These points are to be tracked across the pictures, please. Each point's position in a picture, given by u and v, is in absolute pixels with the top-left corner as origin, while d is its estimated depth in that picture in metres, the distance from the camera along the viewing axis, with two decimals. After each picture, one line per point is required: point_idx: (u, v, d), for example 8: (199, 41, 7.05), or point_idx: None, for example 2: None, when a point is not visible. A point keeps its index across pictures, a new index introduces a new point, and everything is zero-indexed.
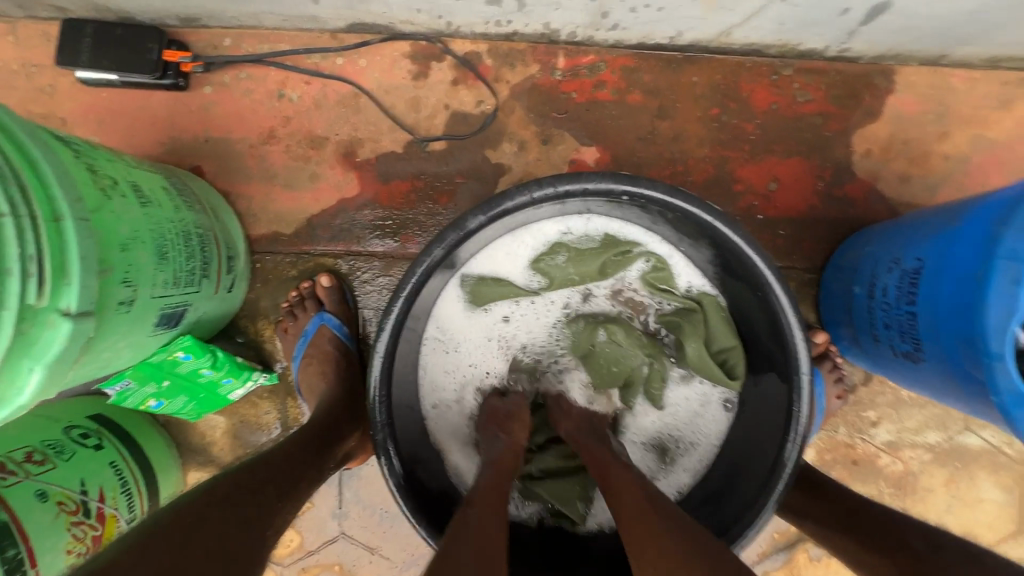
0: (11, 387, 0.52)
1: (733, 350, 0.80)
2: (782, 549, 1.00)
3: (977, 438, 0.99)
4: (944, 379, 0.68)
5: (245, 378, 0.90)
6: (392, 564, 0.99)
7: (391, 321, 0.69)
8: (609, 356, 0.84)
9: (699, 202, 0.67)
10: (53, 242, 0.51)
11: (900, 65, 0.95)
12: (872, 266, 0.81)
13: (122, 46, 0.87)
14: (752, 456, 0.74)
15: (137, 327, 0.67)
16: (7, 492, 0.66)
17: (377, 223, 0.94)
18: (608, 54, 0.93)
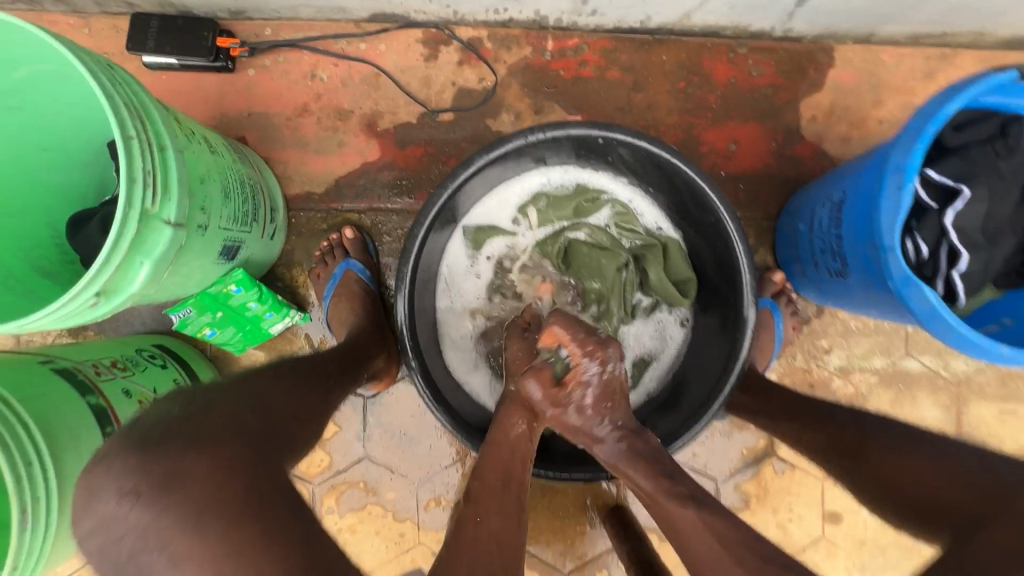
0: (124, 278, 0.68)
1: (689, 279, 0.96)
2: (750, 464, 1.14)
3: (917, 362, 1.14)
4: (865, 285, 0.84)
5: (284, 314, 1.05)
6: (410, 481, 1.14)
7: (414, 244, 0.84)
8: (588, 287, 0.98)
9: (658, 143, 0.83)
10: (161, 163, 0.67)
11: (838, 43, 1.12)
12: (811, 206, 0.97)
13: (182, 34, 1.04)
14: (711, 360, 0.89)
15: (206, 252, 0.83)
16: (103, 385, 0.82)
17: (395, 183, 1.11)
18: (590, 38, 1.10)
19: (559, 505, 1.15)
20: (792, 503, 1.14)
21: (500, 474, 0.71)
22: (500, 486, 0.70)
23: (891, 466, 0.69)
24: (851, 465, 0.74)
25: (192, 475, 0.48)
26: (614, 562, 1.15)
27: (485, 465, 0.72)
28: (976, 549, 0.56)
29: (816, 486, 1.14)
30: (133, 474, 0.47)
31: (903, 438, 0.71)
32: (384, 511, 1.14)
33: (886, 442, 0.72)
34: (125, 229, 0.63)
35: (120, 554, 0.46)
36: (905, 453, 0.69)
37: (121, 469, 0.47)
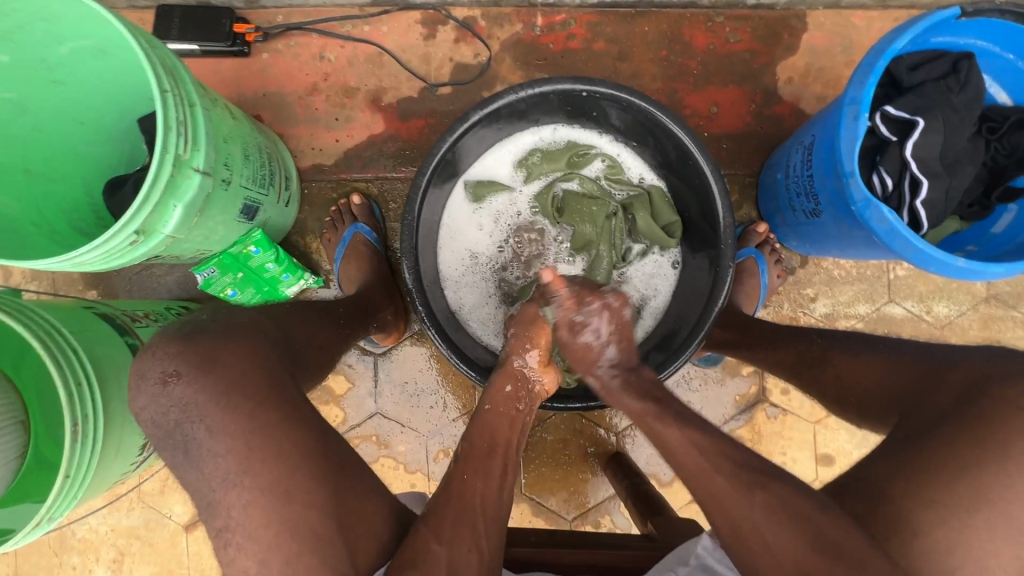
0: (160, 219, 0.76)
1: (674, 223, 1.03)
2: (744, 410, 1.19)
3: (900, 308, 1.19)
4: (836, 219, 0.89)
5: (299, 276, 1.13)
6: (420, 434, 1.20)
7: (417, 195, 0.91)
8: (581, 237, 1.06)
9: (637, 95, 0.90)
10: (192, 117, 0.76)
11: (810, 9, 1.19)
12: (787, 156, 1.04)
13: (202, 22, 1.14)
14: (696, 297, 0.96)
15: (229, 208, 0.92)
16: (139, 329, 0.90)
17: (399, 153, 1.19)
18: (576, 13, 1.19)
19: (562, 454, 1.20)
20: (785, 447, 1.19)
21: (486, 440, 0.74)
22: (487, 450, 0.73)
23: (849, 366, 0.77)
24: (819, 371, 0.82)
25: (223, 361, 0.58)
26: (616, 507, 1.20)
27: (472, 433, 0.75)
28: (921, 423, 0.62)
29: (808, 430, 1.19)
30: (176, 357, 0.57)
31: (861, 343, 0.79)
32: (396, 463, 1.20)
33: (844, 348, 0.80)
34: (161, 173, 0.72)
35: (169, 424, 0.57)
36: (862, 353, 0.77)
37: (165, 355, 0.58)
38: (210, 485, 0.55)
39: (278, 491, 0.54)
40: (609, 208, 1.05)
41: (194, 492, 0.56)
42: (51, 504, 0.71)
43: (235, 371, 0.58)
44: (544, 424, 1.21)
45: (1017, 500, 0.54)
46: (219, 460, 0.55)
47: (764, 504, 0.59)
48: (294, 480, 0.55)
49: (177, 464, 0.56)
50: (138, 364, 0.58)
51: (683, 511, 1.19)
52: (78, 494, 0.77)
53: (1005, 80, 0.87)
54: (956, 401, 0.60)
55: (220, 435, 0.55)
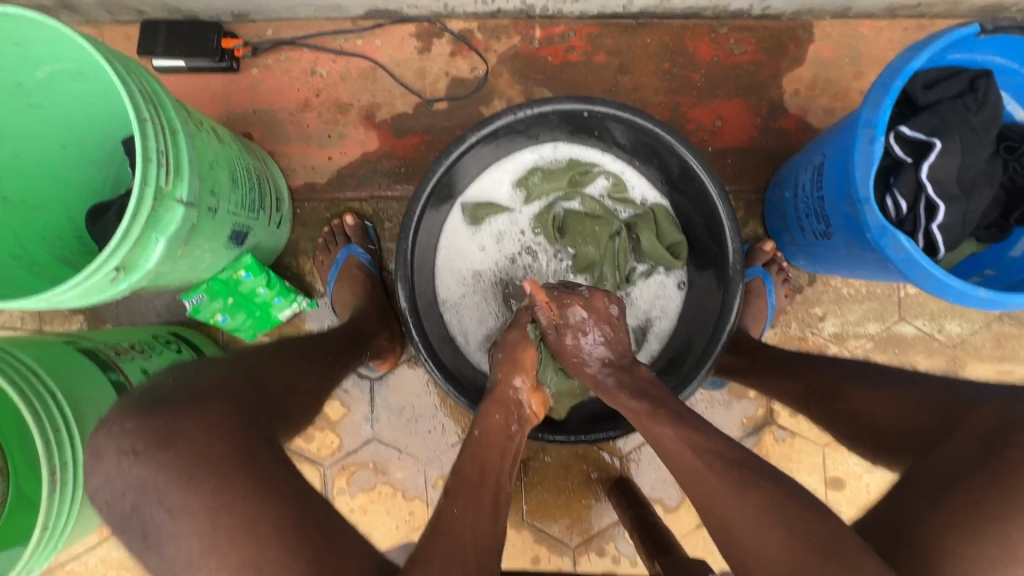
0: (142, 254, 0.72)
1: (679, 243, 0.99)
2: (751, 433, 1.16)
3: (910, 326, 1.15)
4: (848, 242, 0.86)
5: (292, 300, 1.09)
6: (418, 460, 1.17)
7: (413, 220, 0.88)
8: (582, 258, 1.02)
9: (641, 114, 0.86)
10: (174, 147, 0.72)
11: (816, 19, 1.15)
12: (795, 173, 1.00)
13: (189, 37, 1.10)
14: (703, 323, 0.93)
15: (216, 236, 0.88)
16: (123, 363, 0.86)
17: (394, 171, 1.15)
18: (576, 25, 1.15)
19: (565, 480, 1.17)
20: (794, 470, 1.16)
21: (478, 472, 0.70)
22: (477, 482, 0.69)
23: (863, 400, 0.73)
24: (832, 405, 0.78)
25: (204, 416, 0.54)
26: (621, 534, 1.16)
27: (462, 458, 0.72)
28: (940, 466, 0.59)
29: (818, 453, 1.16)
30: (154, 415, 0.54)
31: (875, 376, 0.75)
32: (394, 491, 1.17)
33: (858, 380, 0.77)
34: (141, 207, 0.68)
35: (126, 506, 0.54)
36: (877, 388, 0.73)
37: (122, 430, 0.55)
38: (187, 557, 0.51)
39: (257, 563, 0.50)
40: (612, 227, 1.00)
41: (170, 564, 0.52)
42: (28, 557, 0.68)
43: (197, 446, 0.54)
44: (546, 448, 1.18)
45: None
46: (190, 538, 0.51)
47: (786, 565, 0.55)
48: (277, 550, 0.50)
49: (151, 532, 0.52)
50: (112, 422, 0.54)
51: (687, 539, 1.16)
52: (60, 542, 0.74)
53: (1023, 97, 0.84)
54: (976, 445, 0.57)
55: (188, 512, 0.51)
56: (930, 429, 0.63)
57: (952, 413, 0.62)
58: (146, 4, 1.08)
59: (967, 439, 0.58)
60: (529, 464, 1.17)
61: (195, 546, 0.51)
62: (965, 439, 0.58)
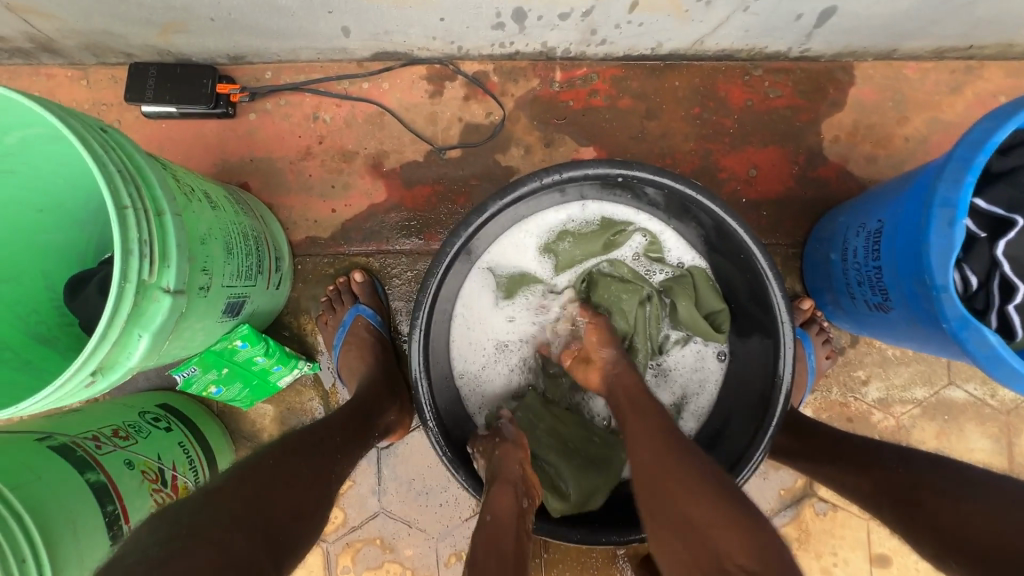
0: (123, 352, 0.63)
1: (720, 312, 0.90)
2: (789, 506, 1.08)
3: (961, 391, 1.07)
4: (912, 321, 0.78)
5: (292, 366, 1.01)
6: (429, 536, 1.08)
7: (428, 296, 0.80)
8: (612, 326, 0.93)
9: (683, 180, 0.78)
10: (160, 231, 0.63)
11: (857, 61, 1.07)
12: (844, 233, 0.92)
13: (181, 82, 1.01)
14: (747, 405, 0.84)
15: (209, 313, 0.79)
16: (104, 459, 0.77)
17: (403, 224, 1.07)
18: (599, 66, 1.07)
19: (588, 557, 1.08)
20: (836, 547, 1.07)
21: (496, 557, 0.62)
22: (498, 568, 0.60)
23: (946, 516, 0.65)
24: (906, 513, 0.69)
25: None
26: None
27: (477, 546, 0.63)
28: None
29: (861, 528, 1.07)
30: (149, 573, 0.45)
31: (957, 483, 0.67)
32: (403, 569, 1.08)
33: (940, 484, 0.69)
34: (121, 305, 0.59)
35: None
36: (963, 503, 0.64)
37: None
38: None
39: None
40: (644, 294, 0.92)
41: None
42: None
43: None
44: None
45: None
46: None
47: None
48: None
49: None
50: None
51: None
52: None
53: None
54: None
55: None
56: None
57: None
58: (134, 47, 0.99)
59: None
60: (549, 540, 1.08)
61: None
62: None
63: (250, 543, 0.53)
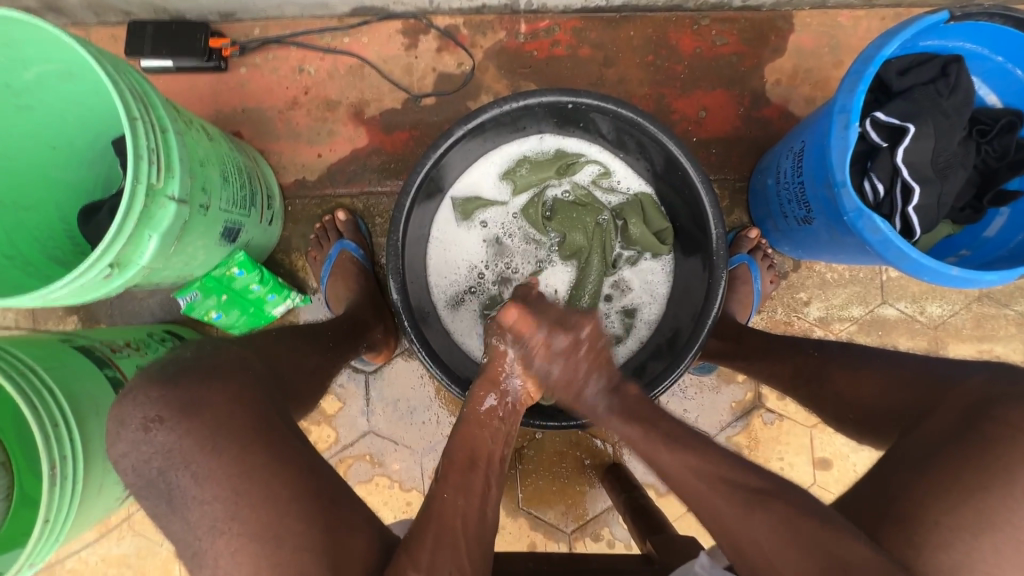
0: (135, 251, 0.74)
1: (666, 230, 1.01)
2: (740, 416, 1.19)
3: (893, 309, 1.18)
4: (829, 225, 0.88)
5: (285, 296, 1.11)
6: (414, 451, 1.18)
7: (402, 215, 0.90)
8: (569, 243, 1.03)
9: (624, 105, 0.88)
10: (165, 144, 0.73)
11: (796, 10, 1.17)
12: (778, 160, 1.02)
13: (176, 37, 1.10)
14: (689, 308, 0.95)
15: (208, 233, 0.89)
16: (119, 360, 0.87)
17: (384, 167, 1.17)
18: (560, 19, 1.16)
19: (558, 468, 1.19)
20: (783, 452, 1.18)
21: (473, 445, 0.72)
22: (476, 462, 0.70)
23: (846, 381, 0.75)
24: (817, 386, 0.79)
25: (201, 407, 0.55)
26: (615, 519, 1.18)
27: (459, 438, 0.72)
28: (917, 437, 0.60)
29: (805, 435, 1.18)
30: (156, 403, 0.54)
31: (859, 358, 0.77)
32: (391, 482, 1.18)
33: (842, 361, 0.78)
34: (133, 204, 0.69)
35: (152, 471, 0.53)
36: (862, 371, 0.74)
37: (146, 399, 0.55)
38: (195, 533, 0.51)
39: (259, 543, 0.50)
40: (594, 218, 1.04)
41: (178, 540, 0.53)
42: (31, 550, 0.68)
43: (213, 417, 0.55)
44: (539, 437, 1.19)
45: (1022, 523, 0.51)
46: (204, 507, 0.51)
47: (782, 545, 0.56)
48: (283, 526, 0.51)
49: (160, 515, 0.53)
50: (115, 411, 0.55)
51: (679, 523, 1.18)
52: (62, 535, 0.75)
53: (993, 82, 0.86)
54: (954, 416, 0.58)
55: (206, 480, 0.52)
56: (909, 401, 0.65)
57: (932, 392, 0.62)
58: (132, 5, 1.08)
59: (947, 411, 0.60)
60: (523, 453, 1.19)
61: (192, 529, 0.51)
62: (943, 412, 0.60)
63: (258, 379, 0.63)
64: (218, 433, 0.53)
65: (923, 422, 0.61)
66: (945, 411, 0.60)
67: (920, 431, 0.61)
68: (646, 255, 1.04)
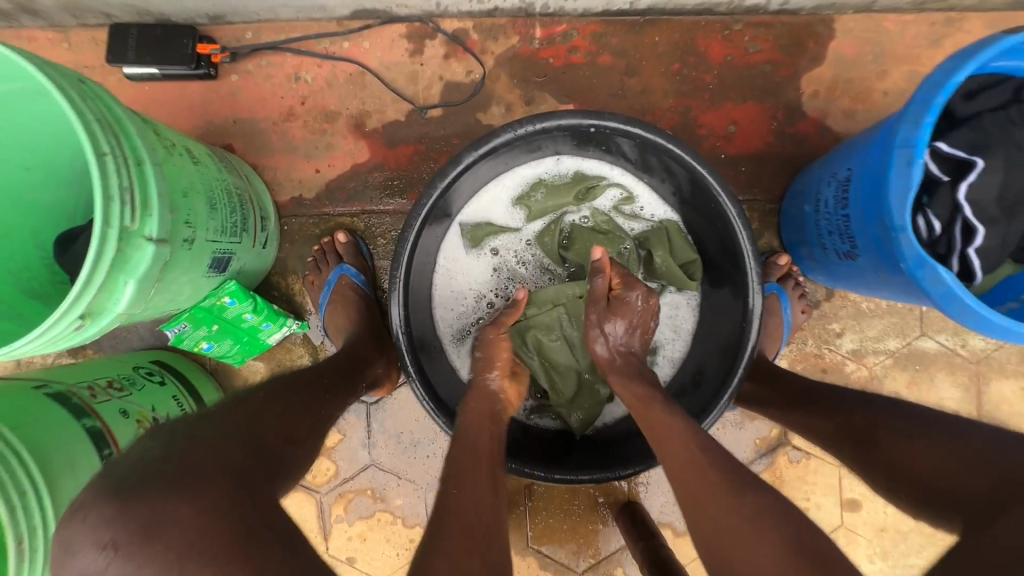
0: (110, 298, 0.66)
1: (694, 262, 0.93)
2: (764, 454, 1.12)
3: (933, 342, 1.10)
4: (876, 265, 0.80)
5: (281, 324, 1.04)
6: (418, 486, 1.12)
7: (405, 249, 0.82)
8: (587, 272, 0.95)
9: (653, 129, 0.79)
10: (140, 179, 0.65)
11: (837, 14, 1.07)
12: (818, 185, 0.94)
13: (161, 43, 1.01)
14: (718, 351, 0.87)
15: (195, 267, 0.81)
16: (99, 407, 0.80)
17: (386, 184, 1.08)
18: (579, 23, 1.06)
19: (570, 504, 1.13)
20: (809, 492, 1.11)
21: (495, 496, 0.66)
22: None
23: (897, 450, 0.67)
24: (861, 450, 0.71)
25: (174, 508, 0.48)
26: (629, 559, 1.12)
27: None
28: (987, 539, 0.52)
29: (833, 475, 1.11)
30: (111, 525, 0.47)
31: (911, 423, 0.69)
32: (394, 518, 1.12)
33: (891, 427, 0.70)
34: (104, 250, 0.61)
35: None
36: (916, 440, 0.66)
37: (98, 520, 0.47)
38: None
39: None
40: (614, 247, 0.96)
41: None
42: None
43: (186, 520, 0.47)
44: None
45: None
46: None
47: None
48: None
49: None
50: (62, 534, 0.48)
51: (697, 564, 1.12)
52: None
53: None
54: None
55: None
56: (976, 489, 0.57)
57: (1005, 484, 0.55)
58: (113, 7, 0.99)
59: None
60: (533, 489, 1.13)
61: None
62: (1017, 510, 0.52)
63: (243, 455, 0.56)
64: (188, 547, 0.46)
65: (992, 516, 0.54)
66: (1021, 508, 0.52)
67: (991, 530, 0.53)
68: (670, 288, 0.96)
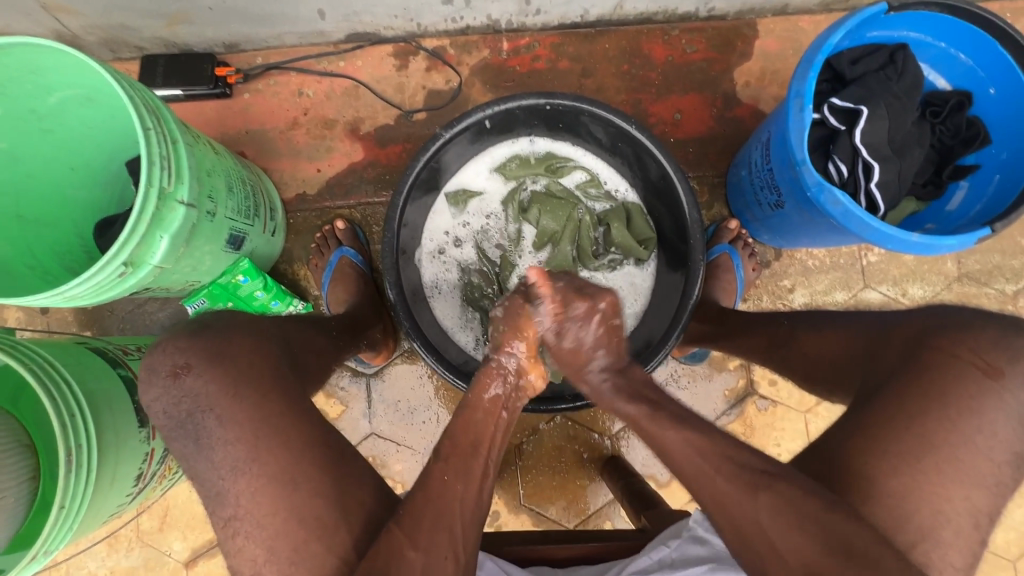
0: (147, 252, 0.80)
1: (650, 238, 1.08)
2: (734, 405, 1.21)
3: (876, 292, 1.21)
4: (798, 207, 0.94)
5: (288, 303, 1.16)
6: (416, 452, 1.21)
7: (396, 210, 0.95)
8: (543, 230, 1.10)
9: (600, 104, 0.95)
10: (175, 153, 0.80)
11: (759, 17, 1.25)
12: (748, 154, 1.09)
13: (184, 69, 1.19)
14: (672, 299, 1.01)
15: (216, 239, 0.95)
16: (132, 361, 0.92)
17: (379, 179, 1.24)
18: (539, 36, 1.25)
19: (558, 461, 1.21)
20: (778, 438, 1.20)
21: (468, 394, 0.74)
22: None
23: (811, 341, 0.78)
24: (785, 350, 0.83)
25: (229, 358, 0.64)
26: (617, 513, 1.20)
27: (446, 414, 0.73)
28: (868, 383, 0.65)
29: (799, 420, 1.20)
30: (185, 352, 0.64)
31: (817, 321, 0.80)
32: (394, 483, 1.21)
33: (808, 324, 0.82)
34: (146, 206, 0.75)
35: (181, 413, 0.62)
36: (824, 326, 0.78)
37: (175, 349, 0.64)
38: (219, 473, 0.61)
39: (291, 472, 0.61)
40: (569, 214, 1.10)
41: (205, 479, 0.62)
42: (47, 535, 0.71)
43: (240, 366, 0.65)
44: (540, 431, 1.22)
45: (954, 444, 0.58)
46: (228, 447, 0.61)
47: (770, 505, 0.58)
48: (303, 470, 0.61)
49: (187, 454, 0.62)
50: (147, 361, 0.65)
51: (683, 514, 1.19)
52: (76, 526, 0.77)
53: (941, 67, 0.92)
54: (894, 353, 0.64)
55: (230, 424, 0.62)
56: (857, 349, 0.70)
57: (873, 337, 0.69)
58: (145, 40, 1.17)
59: (889, 352, 0.65)
60: (524, 449, 1.22)
61: (238, 449, 0.61)
62: (889, 353, 0.65)
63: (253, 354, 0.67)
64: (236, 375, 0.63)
65: (870, 365, 0.67)
66: (888, 351, 0.65)
67: (871, 372, 0.66)
68: (629, 262, 1.10)
